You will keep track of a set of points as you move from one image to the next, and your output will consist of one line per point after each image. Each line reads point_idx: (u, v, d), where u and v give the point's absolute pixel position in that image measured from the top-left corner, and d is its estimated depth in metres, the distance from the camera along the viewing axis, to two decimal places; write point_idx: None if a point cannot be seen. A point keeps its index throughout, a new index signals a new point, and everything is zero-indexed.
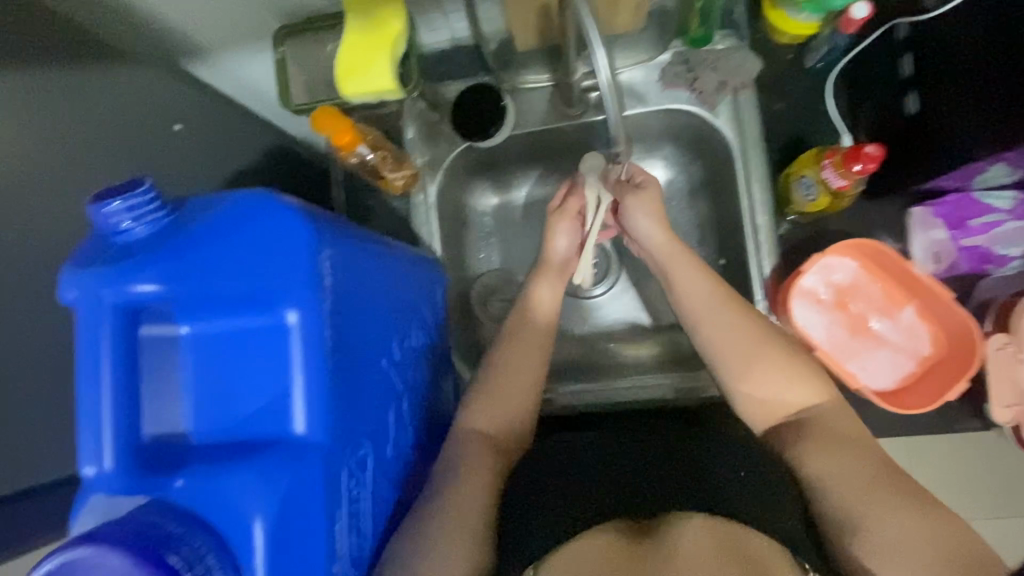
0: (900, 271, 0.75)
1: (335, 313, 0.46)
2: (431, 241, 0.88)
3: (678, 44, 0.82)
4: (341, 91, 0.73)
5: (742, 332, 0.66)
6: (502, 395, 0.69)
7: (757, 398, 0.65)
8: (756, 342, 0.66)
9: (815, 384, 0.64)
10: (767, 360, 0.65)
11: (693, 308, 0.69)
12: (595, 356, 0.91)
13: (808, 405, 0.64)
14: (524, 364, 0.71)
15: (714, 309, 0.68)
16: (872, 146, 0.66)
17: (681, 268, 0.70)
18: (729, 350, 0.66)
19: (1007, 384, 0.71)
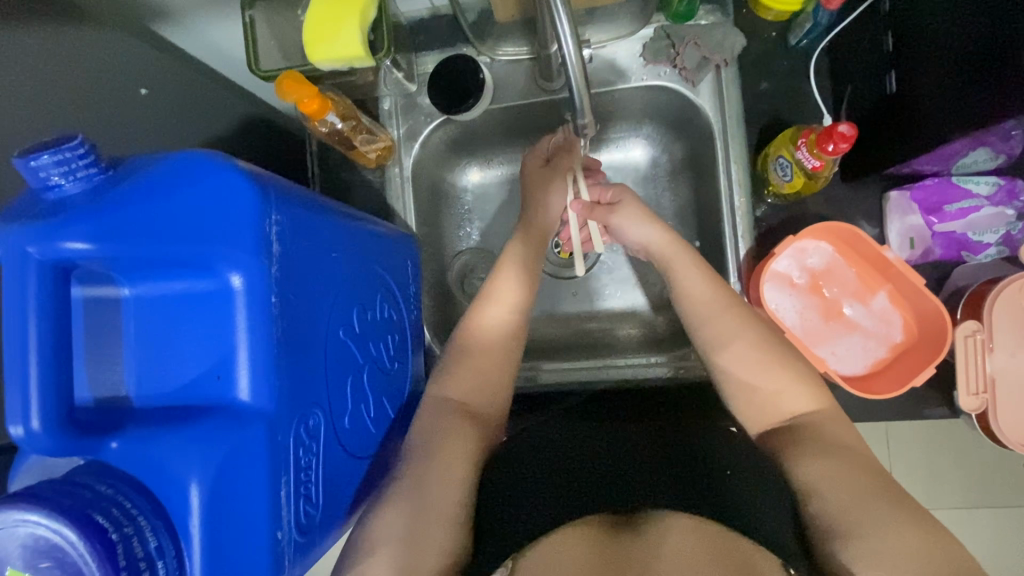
0: (875, 256, 0.74)
1: (284, 278, 0.45)
2: (406, 216, 0.88)
3: (661, 18, 0.81)
4: (309, 56, 0.71)
5: (747, 339, 0.67)
6: (468, 361, 0.69)
7: (745, 383, 0.65)
8: (755, 343, 0.67)
9: (785, 374, 0.65)
10: (770, 370, 0.65)
11: (692, 309, 0.70)
12: (571, 336, 0.91)
13: (780, 392, 0.64)
14: (490, 331, 0.71)
15: (716, 314, 0.69)
16: (846, 124, 0.64)
17: (679, 265, 0.71)
18: (719, 338, 0.68)
19: (979, 369, 0.70)
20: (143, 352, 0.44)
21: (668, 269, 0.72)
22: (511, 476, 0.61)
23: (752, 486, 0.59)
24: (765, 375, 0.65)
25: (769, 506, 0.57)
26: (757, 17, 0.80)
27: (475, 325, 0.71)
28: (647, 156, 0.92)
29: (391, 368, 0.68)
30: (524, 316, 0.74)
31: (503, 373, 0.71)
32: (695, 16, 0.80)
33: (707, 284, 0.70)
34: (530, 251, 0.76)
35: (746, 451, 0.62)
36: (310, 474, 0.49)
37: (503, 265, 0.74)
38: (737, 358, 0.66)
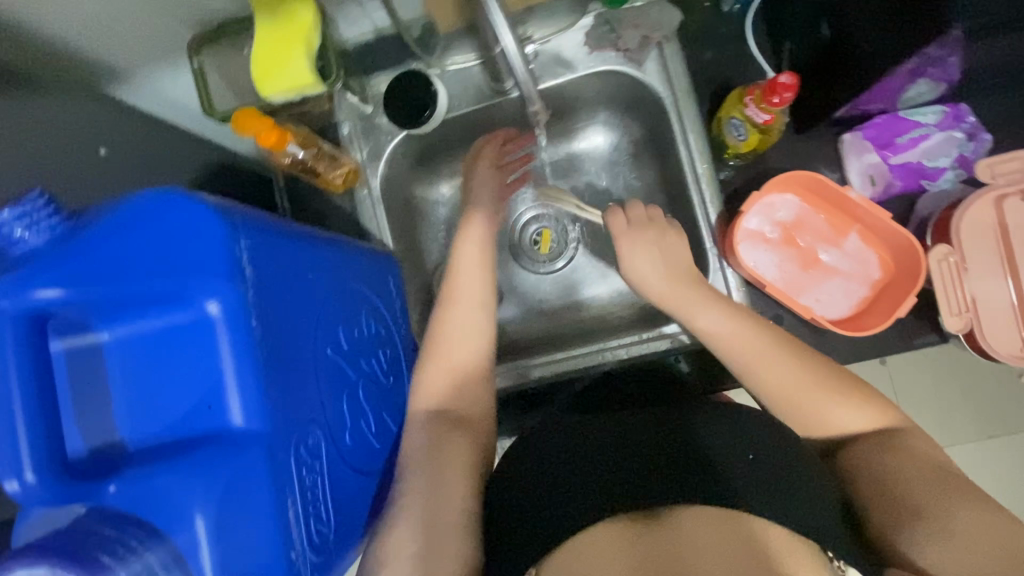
0: (841, 198, 0.76)
1: (261, 301, 0.46)
2: (381, 235, 0.90)
3: (597, 6, 0.84)
4: (260, 90, 0.72)
5: (791, 368, 0.65)
6: (444, 372, 0.69)
7: (782, 395, 0.64)
8: (803, 374, 0.65)
9: (839, 397, 0.63)
10: (827, 397, 0.63)
11: (725, 345, 0.68)
12: (560, 328, 0.93)
13: (839, 417, 0.63)
14: (461, 337, 0.71)
15: (752, 346, 0.67)
16: (786, 74, 0.66)
17: (697, 301, 0.71)
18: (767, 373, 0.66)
19: (958, 290, 0.69)
20: (130, 394, 0.44)
21: (688, 307, 0.71)
22: (522, 472, 0.60)
23: (768, 469, 0.55)
24: (820, 402, 0.63)
25: (798, 495, 0.54)
26: None
27: (457, 328, 0.71)
28: (608, 142, 0.96)
29: (387, 382, 0.68)
30: (495, 317, 0.74)
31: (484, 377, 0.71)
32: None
33: (727, 315, 0.69)
34: (489, 259, 0.76)
35: (755, 437, 0.59)
36: (317, 493, 0.48)
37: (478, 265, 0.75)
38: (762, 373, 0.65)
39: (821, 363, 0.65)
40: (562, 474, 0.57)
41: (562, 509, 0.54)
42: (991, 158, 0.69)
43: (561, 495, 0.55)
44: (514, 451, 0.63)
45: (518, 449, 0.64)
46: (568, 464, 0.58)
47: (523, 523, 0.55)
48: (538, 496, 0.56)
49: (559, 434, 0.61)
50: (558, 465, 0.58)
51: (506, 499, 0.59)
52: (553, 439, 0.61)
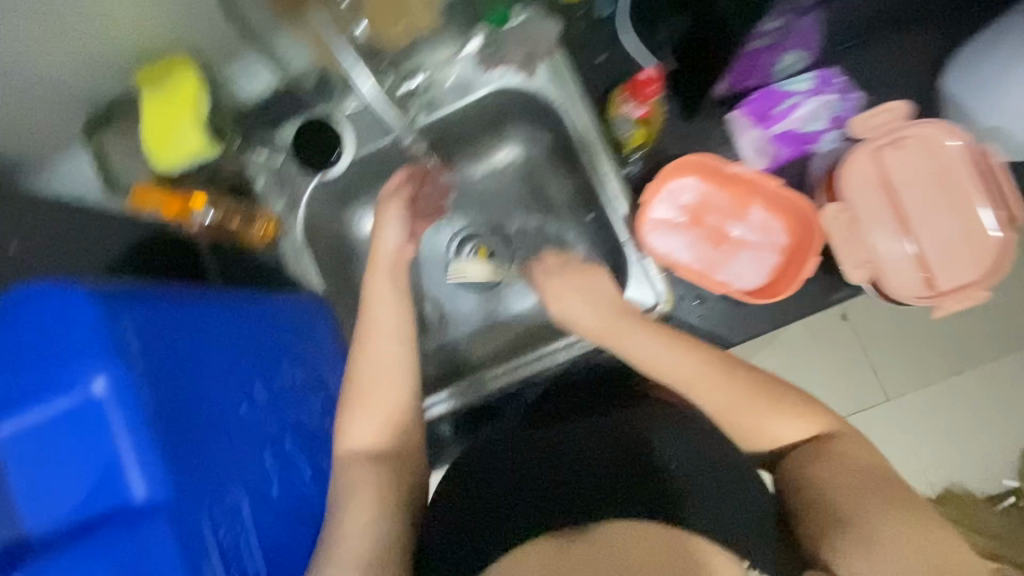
0: (734, 176, 0.79)
1: (153, 374, 0.47)
2: (311, 280, 0.91)
3: (482, 29, 0.86)
4: (156, 164, 0.75)
5: (733, 390, 0.68)
6: (366, 413, 0.70)
7: (724, 414, 0.68)
8: (744, 393, 0.68)
9: (783, 415, 0.67)
10: (768, 412, 0.67)
11: (669, 374, 0.70)
12: (517, 340, 1.00)
13: (781, 434, 0.67)
14: (379, 376, 0.71)
15: (696, 374, 0.69)
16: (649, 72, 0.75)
17: (638, 341, 0.73)
18: (713, 401, 0.68)
19: (854, 243, 0.71)
20: (26, 487, 0.44)
21: (627, 346, 0.73)
22: (471, 493, 0.62)
23: (711, 475, 0.59)
24: (762, 419, 0.67)
25: (739, 496, 0.59)
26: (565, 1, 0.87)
27: (384, 359, 0.72)
28: (521, 155, 1.00)
29: (321, 428, 0.69)
30: (416, 353, 0.74)
31: (400, 416, 0.70)
32: (510, 18, 0.86)
33: (672, 353, 0.71)
34: (403, 290, 0.78)
35: (689, 438, 0.63)
36: (237, 552, 0.50)
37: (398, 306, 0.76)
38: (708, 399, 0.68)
39: (755, 375, 0.69)
40: (507, 493, 0.60)
41: (506, 529, 0.56)
42: (860, 115, 0.71)
43: (506, 515, 0.58)
44: (462, 477, 0.66)
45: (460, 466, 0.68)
46: (514, 482, 0.60)
47: (467, 547, 0.58)
48: (485, 519, 0.59)
49: (506, 455, 0.64)
50: (506, 484, 0.61)
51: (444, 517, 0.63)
52: (500, 459, 0.64)
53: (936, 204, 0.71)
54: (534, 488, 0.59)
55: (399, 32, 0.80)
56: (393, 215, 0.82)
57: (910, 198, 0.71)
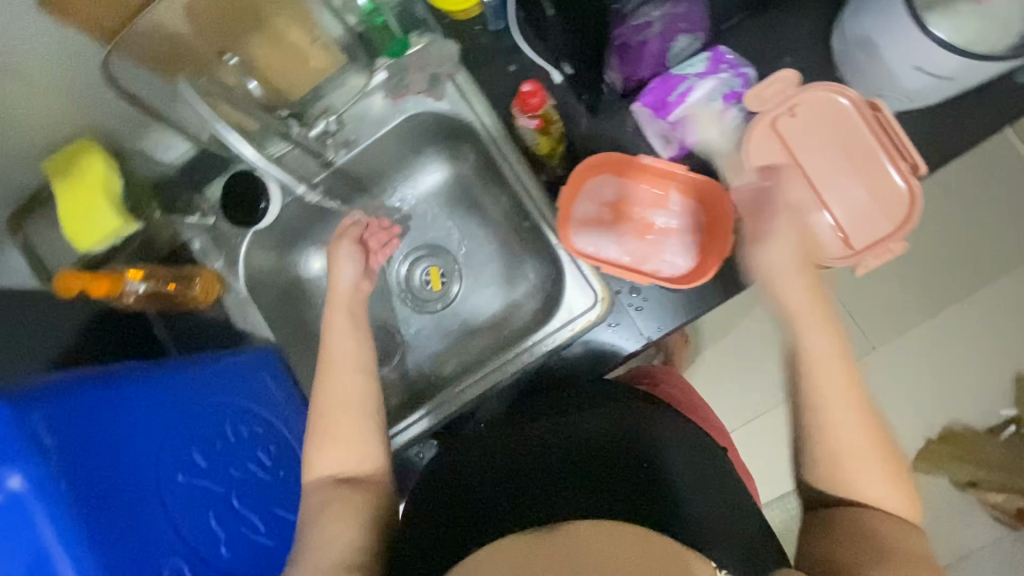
0: (646, 169, 0.80)
1: (73, 464, 0.50)
2: (262, 331, 0.93)
3: (384, 60, 0.88)
4: (78, 246, 0.76)
5: (866, 432, 0.62)
6: (333, 447, 0.72)
7: (841, 462, 0.62)
8: (869, 444, 0.62)
9: (885, 484, 0.62)
10: (875, 465, 0.62)
11: (837, 372, 0.64)
12: (473, 356, 0.99)
13: (878, 499, 0.61)
14: (339, 407, 0.74)
15: (848, 390, 0.63)
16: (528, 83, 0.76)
17: (818, 323, 0.66)
18: (828, 445, 0.62)
19: (766, 216, 0.73)
20: None
21: (808, 328, 0.66)
22: (445, 497, 0.66)
23: (688, 472, 0.66)
24: (867, 474, 0.61)
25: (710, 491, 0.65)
26: (458, 20, 0.89)
27: (337, 395, 0.74)
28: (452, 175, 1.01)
29: (275, 477, 0.71)
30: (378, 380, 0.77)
31: (371, 444, 0.73)
32: (409, 44, 0.88)
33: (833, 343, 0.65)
34: (361, 324, 0.81)
35: (682, 433, 0.71)
36: None
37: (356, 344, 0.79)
38: (832, 431, 0.62)
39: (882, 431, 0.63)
40: (482, 495, 0.64)
41: (482, 525, 0.61)
42: (757, 86, 0.72)
43: (481, 514, 0.62)
44: (434, 481, 0.69)
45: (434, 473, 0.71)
46: (490, 483, 0.65)
47: (438, 545, 0.61)
48: (459, 517, 0.63)
49: (483, 461, 0.68)
50: (481, 487, 0.65)
51: (413, 522, 0.65)
52: (474, 464, 0.68)
53: (843, 164, 0.72)
54: (511, 492, 0.63)
55: (300, 76, 0.82)
56: (347, 253, 0.83)
57: (813, 161, 0.72)
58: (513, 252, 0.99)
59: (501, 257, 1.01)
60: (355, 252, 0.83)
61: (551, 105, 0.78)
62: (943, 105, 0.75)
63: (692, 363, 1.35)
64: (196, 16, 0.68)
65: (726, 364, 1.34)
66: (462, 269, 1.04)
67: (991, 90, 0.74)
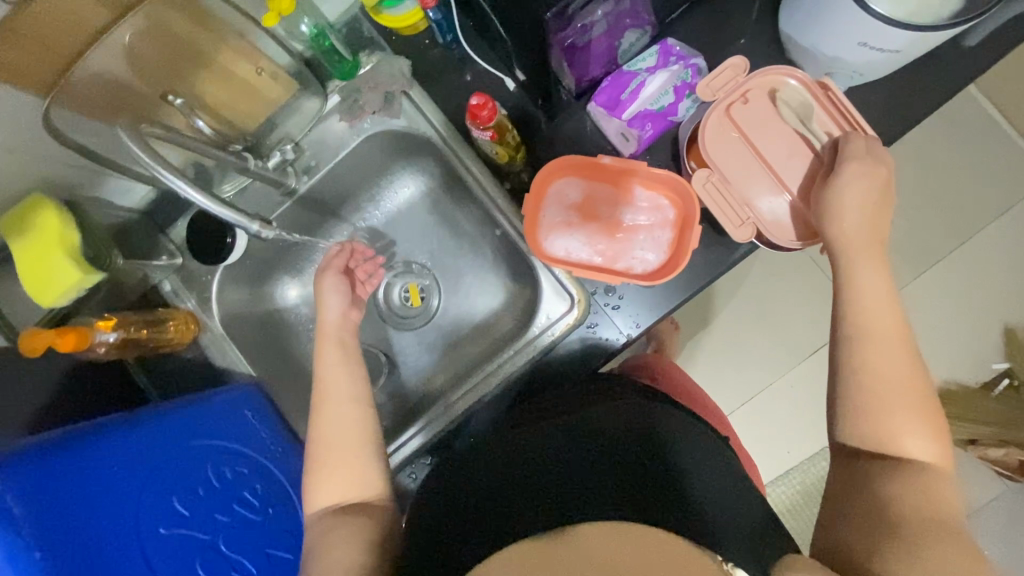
0: (610, 169, 0.80)
1: (46, 530, 0.49)
2: (242, 365, 0.92)
3: (337, 83, 0.89)
4: (43, 302, 0.75)
5: (904, 381, 0.60)
6: (330, 472, 0.70)
7: (886, 409, 0.60)
8: (908, 397, 0.60)
9: (929, 437, 0.59)
10: (918, 422, 0.59)
11: (863, 318, 0.63)
12: (458, 367, 0.99)
13: (923, 457, 0.58)
14: (334, 435, 0.72)
15: (888, 334, 0.62)
16: (476, 97, 0.74)
17: (864, 266, 0.64)
18: (883, 391, 0.60)
19: (733, 201, 0.72)
20: None
21: (856, 268, 0.64)
22: (457, 501, 0.63)
23: (703, 472, 0.66)
24: (912, 429, 0.59)
25: (716, 489, 0.65)
26: (405, 36, 0.89)
27: (327, 424, 0.73)
28: (420, 189, 1.00)
29: (265, 514, 0.70)
30: (371, 403, 0.76)
31: (363, 469, 0.71)
32: (360, 65, 0.89)
33: (884, 282, 0.64)
34: (352, 348, 0.80)
35: (689, 433, 0.71)
36: None
37: (346, 366, 0.77)
38: (885, 370, 0.61)
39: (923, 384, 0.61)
40: (499, 496, 0.62)
41: (501, 528, 0.58)
42: (706, 78, 0.72)
43: (499, 517, 0.60)
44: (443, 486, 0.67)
45: (436, 481, 0.69)
46: (506, 483, 0.63)
47: (456, 549, 0.58)
48: (473, 520, 0.60)
49: (497, 462, 0.67)
50: (497, 487, 0.63)
51: (423, 526, 0.63)
52: (488, 466, 0.67)
53: (814, 136, 0.71)
54: (531, 495, 0.61)
55: (253, 106, 0.82)
56: (332, 283, 0.83)
57: (769, 144, 0.72)
58: (487, 260, 0.99)
59: (476, 265, 1.00)
60: (340, 282, 0.83)
61: (503, 115, 0.77)
62: (895, 73, 0.76)
63: (682, 351, 1.35)
64: (140, 64, 0.67)
65: (716, 348, 1.34)
66: (439, 282, 1.03)
67: (938, 54, 0.75)
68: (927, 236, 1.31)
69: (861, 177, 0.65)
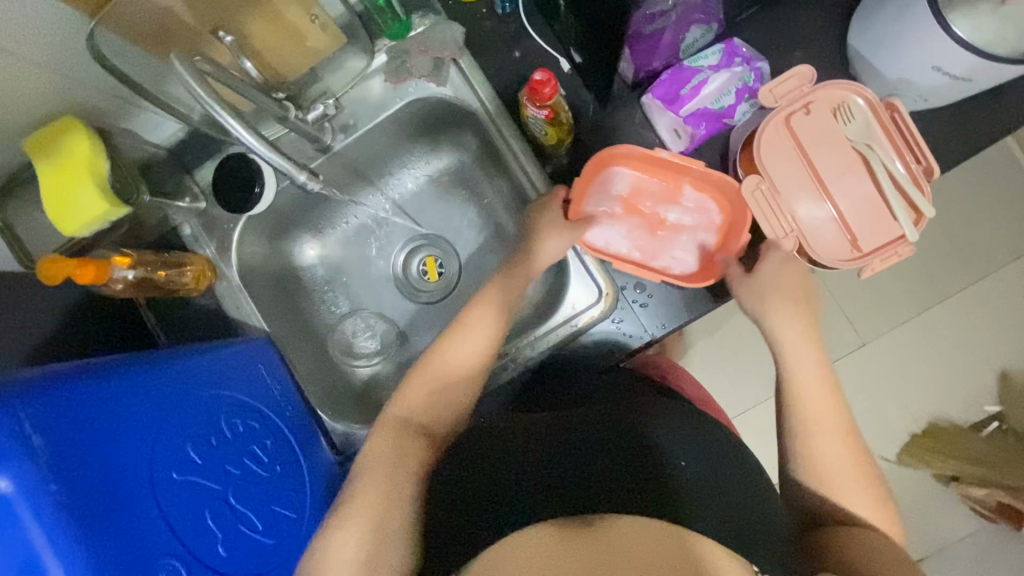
0: (664, 162, 0.77)
1: (61, 465, 0.47)
2: (254, 319, 0.90)
3: (385, 42, 0.85)
4: (65, 230, 0.73)
5: (844, 452, 0.69)
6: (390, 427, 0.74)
7: (825, 473, 0.68)
8: (850, 465, 0.69)
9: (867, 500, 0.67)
10: (858, 486, 0.68)
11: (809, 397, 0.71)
12: None
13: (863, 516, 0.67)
14: (420, 402, 0.76)
15: (827, 414, 0.70)
16: (540, 72, 0.73)
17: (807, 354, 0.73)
18: (826, 461, 0.69)
19: (777, 212, 0.72)
20: None
21: (802, 355, 0.73)
22: (466, 479, 0.64)
23: (705, 466, 0.63)
24: (852, 492, 0.67)
25: (729, 488, 0.62)
26: (462, 2, 0.86)
27: (433, 373, 0.77)
28: (453, 162, 0.98)
29: (271, 472, 0.69)
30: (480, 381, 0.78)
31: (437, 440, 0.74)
32: (411, 25, 0.84)
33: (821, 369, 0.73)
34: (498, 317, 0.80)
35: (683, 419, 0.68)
36: None
37: (477, 331, 0.79)
38: (814, 408, 0.71)
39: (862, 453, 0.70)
40: (506, 476, 0.63)
41: (506, 511, 0.60)
42: (770, 83, 0.71)
43: (504, 499, 0.61)
44: (455, 458, 0.68)
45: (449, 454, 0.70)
46: (514, 463, 0.64)
47: (463, 527, 0.60)
48: (480, 499, 0.62)
49: (506, 440, 0.67)
50: (505, 468, 0.63)
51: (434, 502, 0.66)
52: (497, 443, 0.67)
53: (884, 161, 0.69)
54: (536, 479, 0.62)
55: (300, 55, 0.78)
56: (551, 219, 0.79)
57: (825, 160, 0.71)
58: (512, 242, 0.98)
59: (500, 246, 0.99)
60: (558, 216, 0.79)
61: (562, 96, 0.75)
62: (948, 107, 0.75)
63: (687, 355, 1.35)
64: None
65: (721, 357, 1.34)
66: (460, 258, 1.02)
67: (1001, 90, 0.74)
68: (943, 273, 1.31)
69: (877, 241, 0.70)
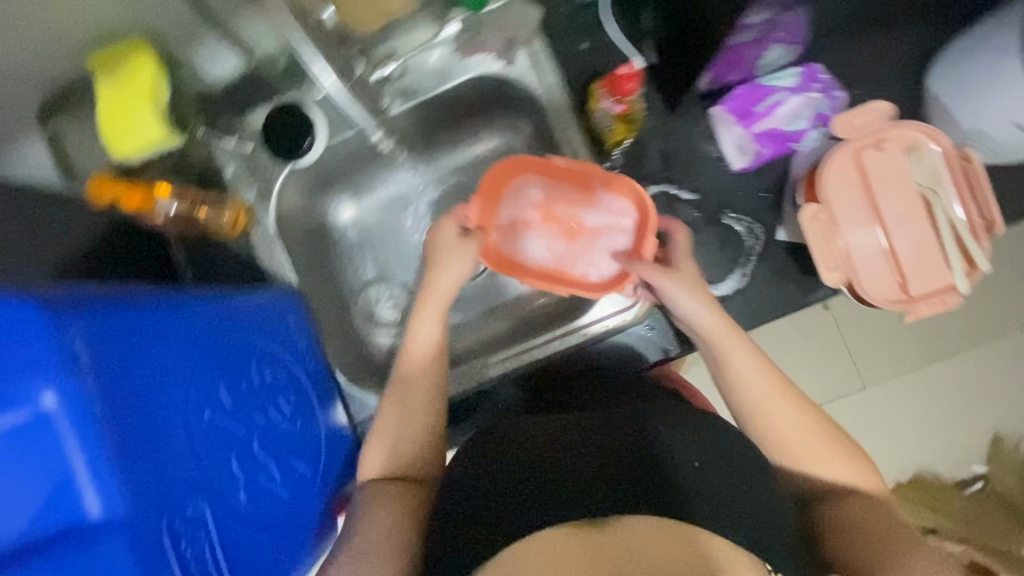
0: (562, 170, 0.81)
1: (107, 389, 0.46)
2: (284, 272, 0.87)
3: (460, 12, 0.84)
4: (115, 149, 0.74)
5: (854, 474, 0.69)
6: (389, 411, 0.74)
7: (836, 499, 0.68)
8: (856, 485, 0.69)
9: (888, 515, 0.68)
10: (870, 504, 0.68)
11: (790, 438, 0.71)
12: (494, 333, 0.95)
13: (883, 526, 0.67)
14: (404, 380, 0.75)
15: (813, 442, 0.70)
16: (625, 67, 0.77)
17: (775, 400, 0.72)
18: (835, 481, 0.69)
19: (831, 246, 0.71)
20: None
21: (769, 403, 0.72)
22: (480, 475, 0.61)
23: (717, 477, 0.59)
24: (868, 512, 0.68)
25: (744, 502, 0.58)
26: None
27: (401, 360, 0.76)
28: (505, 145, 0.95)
29: (293, 426, 0.69)
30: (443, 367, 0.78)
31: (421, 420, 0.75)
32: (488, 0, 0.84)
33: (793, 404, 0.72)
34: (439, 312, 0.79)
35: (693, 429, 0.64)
36: (204, 555, 0.52)
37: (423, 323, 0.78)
38: (792, 442, 0.70)
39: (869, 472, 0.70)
40: (517, 470, 0.58)
41: (512, 508, 0.55)
42: (845, 113, 0.71)
43: (511, 493, 0.56)
44: (475, 454, 0.65)
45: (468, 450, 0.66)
46: (529, 459, 0.59)
47: (476, 526, 0.55)
48: (492, 497, 0.57)
49: (524, 436, 0.63)
50: (518, 463, 0.59)
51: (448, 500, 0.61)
52: (513, 440, 0.63)
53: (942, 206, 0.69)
54: (544, 475, 0.56)
55: None
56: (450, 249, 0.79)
57: (887, 197, 0.70)
58: None
59: None
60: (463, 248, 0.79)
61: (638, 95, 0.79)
62: (1021, 163, 0.74)
63: None
64: None
65: None
66: None
67: None
68: None
69: (930, 283, 0.70)
